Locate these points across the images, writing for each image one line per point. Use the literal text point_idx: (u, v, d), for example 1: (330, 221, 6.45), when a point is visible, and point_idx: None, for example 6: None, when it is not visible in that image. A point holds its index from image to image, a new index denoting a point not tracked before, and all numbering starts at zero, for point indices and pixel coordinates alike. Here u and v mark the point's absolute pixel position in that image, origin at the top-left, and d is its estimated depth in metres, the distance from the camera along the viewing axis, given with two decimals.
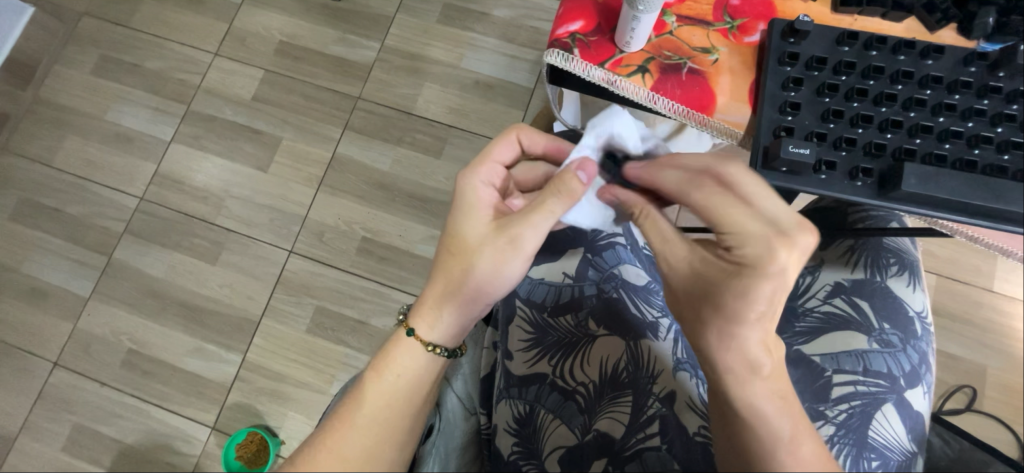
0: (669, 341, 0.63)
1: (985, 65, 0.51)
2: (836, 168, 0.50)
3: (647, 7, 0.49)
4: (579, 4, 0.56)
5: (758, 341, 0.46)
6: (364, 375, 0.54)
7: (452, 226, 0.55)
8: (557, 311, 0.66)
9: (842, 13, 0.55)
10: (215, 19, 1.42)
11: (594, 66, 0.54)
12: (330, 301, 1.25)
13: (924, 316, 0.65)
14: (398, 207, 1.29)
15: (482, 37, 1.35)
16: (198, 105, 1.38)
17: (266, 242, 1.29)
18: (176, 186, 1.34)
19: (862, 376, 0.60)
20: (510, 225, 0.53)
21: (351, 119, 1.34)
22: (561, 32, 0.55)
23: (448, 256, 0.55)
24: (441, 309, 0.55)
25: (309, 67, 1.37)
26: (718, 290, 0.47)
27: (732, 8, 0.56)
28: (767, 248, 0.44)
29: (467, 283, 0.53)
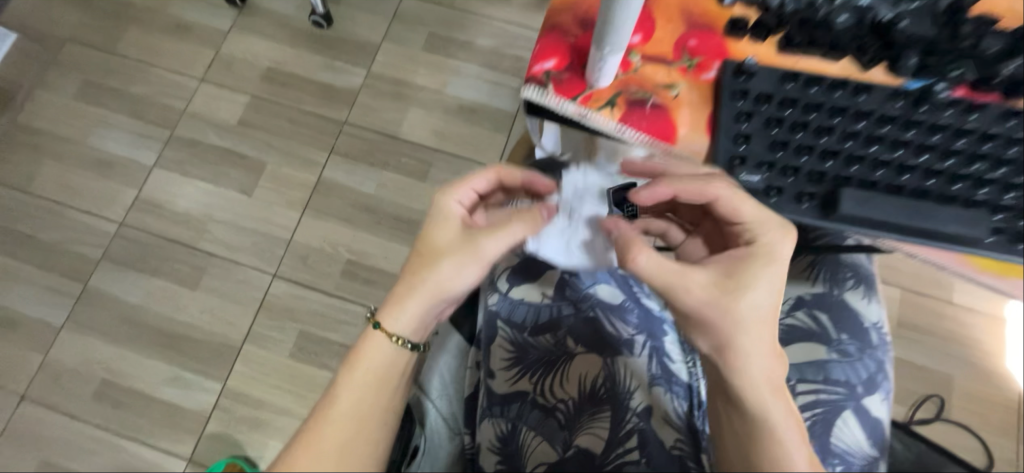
0: (643, 357, 0.65)
1: (910, 100, 0.53)
2: (783, 193, 0.53)
3: (612, 49, 0.49)
4: (552, 41, 0.57)
5: (771, 342, 0.53)
6: (340, 373, 0.54)
7: (423, 230, 0.58)
8: (536, 330, 0.68)
9: (786, 54, 0.55)
10: (202, 46, 1.44)
11: (566, 101, 0.55)
12: (313, 325, 1.24)
13: (880, 326, 0.68)
14: (383, 230, 1.30)
15: (465, 64, 1.40)
16: (182, 130, 1.38)
17: (249, 266, 1.28)
18: (157, 211, 1.33)
19: (823, 385, 0.64)
20: (480, 236, 0.56)
21: (336, 143, 1.36)
22: (535, 69, 0.57)
23: (418, 254, 0.56)
24: (408, 299, 0.55)
25: (295, 92, 1.40)
26: (748, 285, 0.53)
27: (690, 48, 0.57)
28: (781, 240, 0.54)
29: (432, 278, 0.55)
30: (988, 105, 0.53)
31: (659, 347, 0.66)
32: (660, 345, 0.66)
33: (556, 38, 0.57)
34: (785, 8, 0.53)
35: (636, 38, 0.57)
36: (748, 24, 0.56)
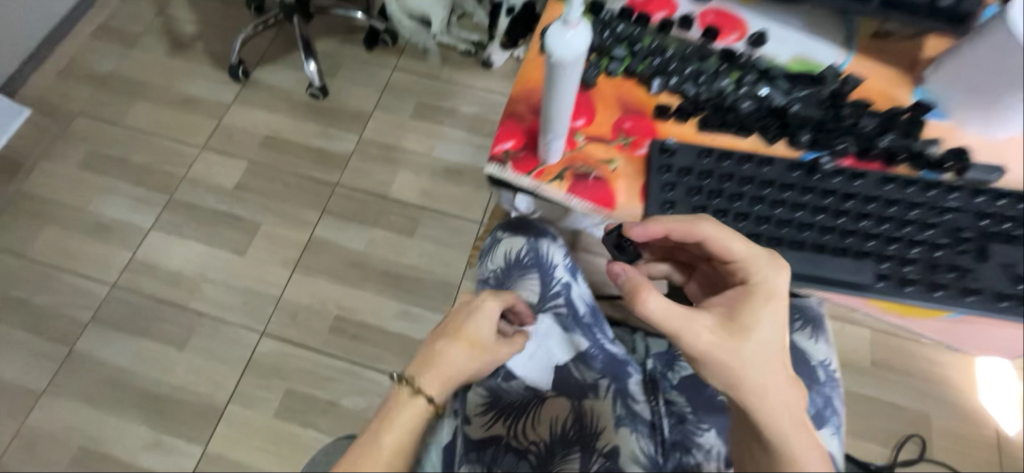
0: (608, 399, 0.69)
1: (805, 170, 0.56)
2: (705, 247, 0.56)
3: (555, 135, 0.53)
4: (509, 123, 0.59)
5: (786, 377, 0.52)
6: (377, 436, 0.52)
7: (472, 318, 0.59)
8: (510, 376, 0.70)
9: (705, 132, 0.58)
10: (206, 117, 1.55)
11: (524, 175, 0.57)
12: (300, 383, 1.25)
13: (828, 364, 0.72)
14: (373, 285, 1.34)
15: (451, 129, 1.52)
16: (181, 194, 1.46)
17: (238, 325, 1.30)
18: (151, 272, 1.36)
19: None
20: (512, 340, 0.63)
21: (329, 203, 1.43)
22: (496, 149, 0.58)
23: (464, 340, 0.58)
24: (453, 381, 0.56)
25: (292, 157, 1.49)
26: (753, 324, 0.51)
27: (626, 128, 0.59)
28: (777, 273, 0.52)
29: (473, 368, 0.58)
30: (868, 172, 0.56)
31: (622, 390, 0.70)
32: (623, 387, 0.70)
33: (513, 121, 0.60)
34: (700, 97, 0.59)
35: (580, 120, 0.59)
36: (671, 109, 0.59)
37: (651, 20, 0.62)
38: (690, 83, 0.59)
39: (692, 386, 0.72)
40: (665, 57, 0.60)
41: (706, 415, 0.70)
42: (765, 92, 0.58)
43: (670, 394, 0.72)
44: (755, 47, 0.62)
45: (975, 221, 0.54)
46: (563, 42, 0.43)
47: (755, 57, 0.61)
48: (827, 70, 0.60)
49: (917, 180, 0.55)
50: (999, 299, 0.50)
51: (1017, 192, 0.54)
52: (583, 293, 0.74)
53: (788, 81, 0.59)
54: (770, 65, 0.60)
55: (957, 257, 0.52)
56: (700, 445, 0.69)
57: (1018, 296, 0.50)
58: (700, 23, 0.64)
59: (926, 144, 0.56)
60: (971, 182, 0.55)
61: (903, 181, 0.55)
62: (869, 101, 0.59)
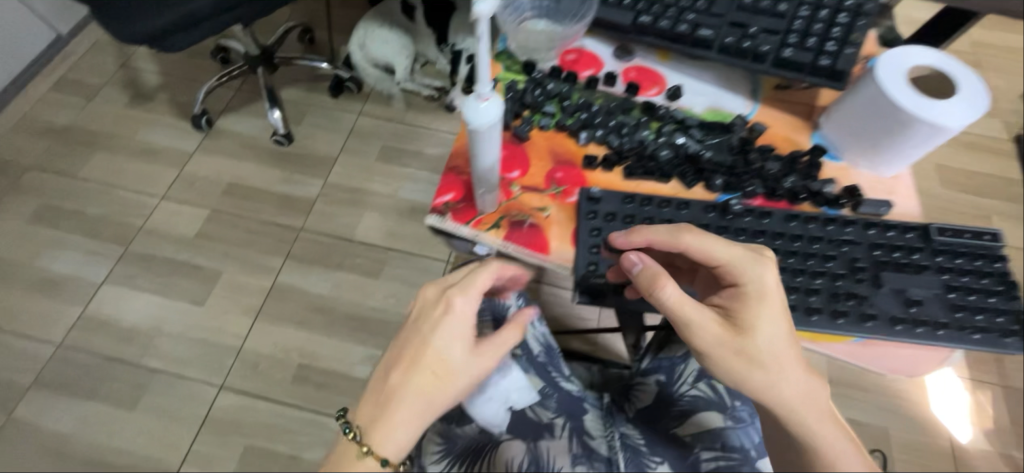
0: (564, 438, 0.70)
1: (720, 210, 0.60)
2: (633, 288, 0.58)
3: (486, 190, 0.57)
4: (450, 176, 0.63)
5: (798, 367, 0.52)
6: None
7: (431, 344, 0.55)
8: (464, 420, 0.68)
9: (630, 180, 0.63)
10: (166, 167, 1.54)
11: (463, 225, 0.60)
12: (261, 438, 1.20)
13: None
14: (338, 330, 1.32)
15: (416, 171, 1.55)
16: (138, 245, 1.42)
17: (195, 379, 1.25)
18: (102, 328, 1.31)
19: (722, 452, 0.68)
20: (488, 354, 0.56)
21: (293, 248, 1.42)
22: (437, 201, 0.61)
23: (420, 374, 0.54)
24: (406, 426, 0.53)
25: (255, 204, 1.49)
26: (755, 321, 0.52)
27: (558, 178, 0.63)
28: (762, 269, 0.53)
29: (441, 400, 0.54)
30: (773, 210, 0.60)
31: (578, 427, 0.72)
32: (579, 425, 0.72)
33: (454, 174, 0.63)
34: (624, 148, 0.64)
35: (515, 172, 0.63)
36: (599, 159, 0.64)
37: (578, 77, 0.69)
38: (614, 135, 0.65)
39: (646, 419, 0.73)
40: (592, 112, 0.65)
41: (659, 448, 0.70)
42: (682, 140, 0.64)
43: (625, 428, 0.73)
44: (672, 100, 0.68)
45: (869, 252, 0.57)
46: (479, 111, 0.46)
47: (673, 109, 0.67)
48: (736, 118, 0.66)
49: (815, 215, 0.59)
50: (894, 324, 0.53)
51: (903, 223, 0.58)
52: (539, 335, 0.75)
53: (700, 129, 0.65)
54: (686, 116, 0.66)
55: (854, 286, 0.55)
56: None
57: (912, 320, 0.53)
58: (623, 79, 0.70)
59: (822, 183, 0.61)
60: (862, 217, 0.59)
61: (806, 217, 0.59)
62: (773, 145, 0.65)
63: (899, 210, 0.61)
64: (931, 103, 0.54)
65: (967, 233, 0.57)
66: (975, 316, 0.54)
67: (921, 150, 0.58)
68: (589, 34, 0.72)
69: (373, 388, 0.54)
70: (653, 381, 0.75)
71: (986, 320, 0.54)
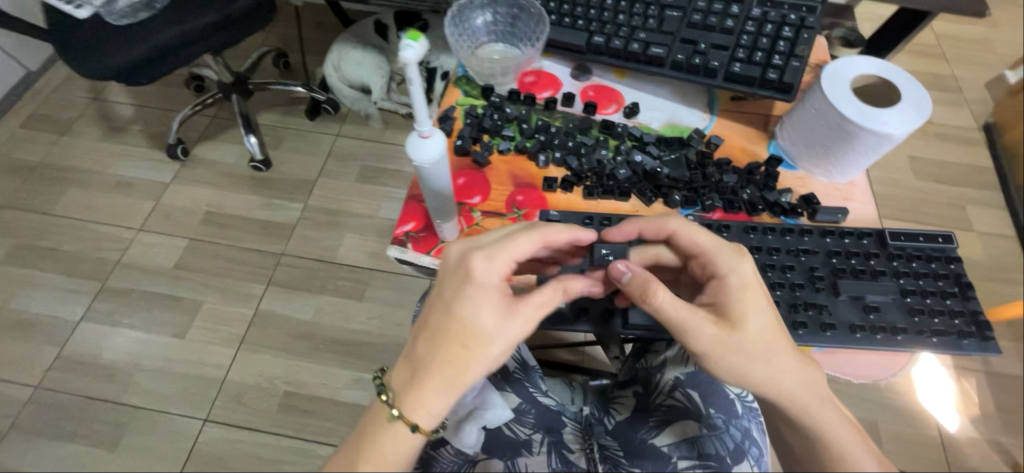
0: (543, 453, 0.66)
1: None
2: (590, 310, 0.61)
3: (442, 219, 0.60)
4: (412, 207, 0.65)
5: (797, 358, 0.51)
6: (355, 465, 0.51)
7: (462, 308, 0.51)
8: (439, 442, 0.65)
9: (590, 200, 0.64)
10: (142, 198, 1.52)
11: (424, 254, 0.62)
12: (247, 470, 1.17)
13: (747, 396, 0.66)
14: (322, 355, 1.30)
15: (396, 190, 1.54)
16: (115, 280, 1.40)
17: (177, 414, 1.22)
18: (80, 368, 1.28)
19: (697, 460, 0.60)
20: (523, 317, 0.52)
21: (274, 274, 1.41)
22: (398, 231, 0.64)
23: (445, 344, 0.50)
24: (433, 397, 0.51)
25: (234, 231, 1.47)
26: (745, 317, 0.51)
27: (518, 202, 0.64)
28: (743, 263, 0.53)
29: (473, 368, 0.50)
30: (731, 224, 0.60)
31: (557, 441, 0.68)
32: (558, 439, 0.68)
33: (415, 204, 0.65)
34: (582, 168, 0.65)
35: (476, 198, 0.64)
36: (559, 180, 0.65)
37: (537, 99, 0.71)
38: (573, 156, 0.66)
39: (624, 431, 0.67)
40: (550, 134, 0.67)
41: (636, 458, 0.64)
42: (639, 158, 0.65)
43: (604, 440, 0.68)
44: (629, 117, 0.70)
45: (825, 260, 0.58)
46: (423, 147, 0.52)
47: (630, 126, 0.68)
48: (693, 132, 0.67)
49: (773, 225, 0.60)
50: (853, 331, 0.54)
51: (858, 229, 0.59)
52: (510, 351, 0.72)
53: (658, 145, 0.66)
54: (642, 133, 0.67)
55: (814, 295, 0.56)
56: None
57: (869, 326, 0.54)
58: (581, 98, 0.72)
59: (778, 193, 0.62)
60: (818, 225, 0.60)
61: (763, 229, 0.59)
62: (730, 158, 0.66)
63: (855, 215, 0.62)
64: (874, 111, 0.55)
65: (920, 237, 0.58)
66: (931, 319, 0.54)
67: (873, 157, 0.59)
68: (546, 55, 0.75)
69: (405, 353, 0.53)
70: (630, 392, 0.72)
71: (942, 322, 0.54)
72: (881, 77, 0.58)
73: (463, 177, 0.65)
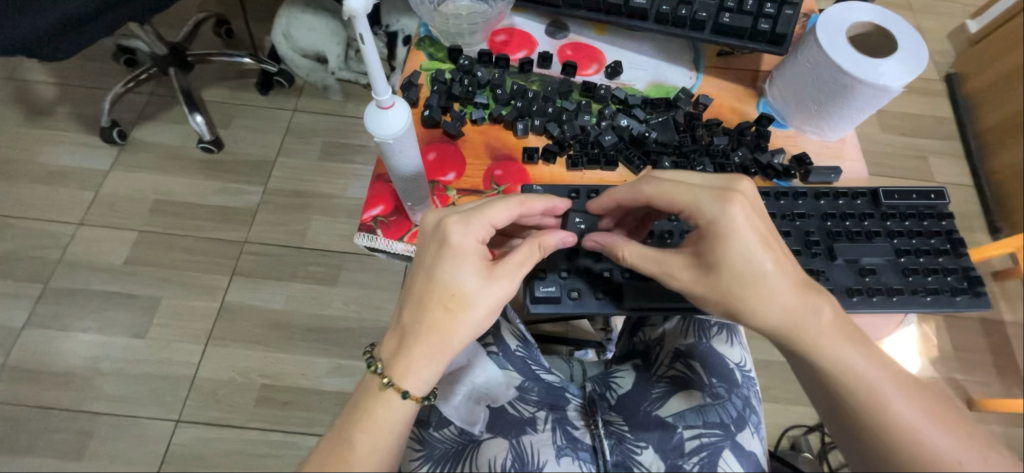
0: (548, 431, 0.60)
1: None
2: (585, 291, 0.58)
3: (414, 203, 0.57)
4: (378, 189, 0.61)
5: (789, 294, 0.49)
6: (350, 434, 0.48)
7: (442, 272, 0.49)
8: (442, 422, 0.60)
9: (575, 171, 0.61)
10: (79, 189, 1.38)
11: (396, 240, 0.58)
12: (230, 467, 1.12)
13: (744, 366, 0.66)
14: (298, 345, 1.24)
15: (363, 167, 1.45)
16: (59, 280, 1.28)
17: (147, 417, 1.16)
18: (31, 377, 1.18)
19: (703, 428, 0.58)
20: (505, 278, 0.50)
21: (238, 264, 1.32)
22: (365, 216, 0.59)
23: (429, 308, 0.49)
24: (423, 361, 0.49)
25: (189, 220, 1.36)
26: (723, 261, 0.49)
27: (496, 177, 0.59)
28: (724, 204, 0.49)
29: (459, 331, 0.49)
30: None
31: (561, 418, 0.62)
32: (562, 415, 0.62)
33: (383, 185, 0.61)
34: (564, 136, 0.61)
35: (450, 175, 0.59)
36: (539, 151, 0.61)
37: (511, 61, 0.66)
38: (553, 124, 0.62)
39: (628, 404, 0.64)
40: (527, 100, 0.63)
41: (642, 431, 0.60)
42: (625, 122, 0.61)
43: (609, 415, 0.63)
44: (610, 79, 0.66)
45: (821, 223, 0.57)
46: (386, 121, 0.47)
47: (613, 88, 0.64)
48: (677, 92, 0.64)
49: (766, 190, 0.58)
50: (850, 295, 0.53)
51: (853, 189, 0.59)
52: (513, 327, 0.68)
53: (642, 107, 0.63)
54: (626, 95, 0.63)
55: (810, 261, 0.55)
56: (641, 464, 0.57)
57: (867, 289, 0.54)
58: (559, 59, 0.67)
59: (771, 155, 0.60)
60: (813, 187, 0.59)
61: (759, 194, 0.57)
62: (719, 119, 0.63)
63: (846, 174, 0.61)
64: (872, 62, 0.52)
65: (915, 194, 0.58)
66: (925, 278, 0.55)
67: (863, 112, 0.57)
68: (517, 11, 0.69)
69: (392, 324, 0.52)
70: (630, 364, 0.69)
71: (936, 281, 0.55)
72: (877, 26, 0.56)
73: (434, 151, 0.60)
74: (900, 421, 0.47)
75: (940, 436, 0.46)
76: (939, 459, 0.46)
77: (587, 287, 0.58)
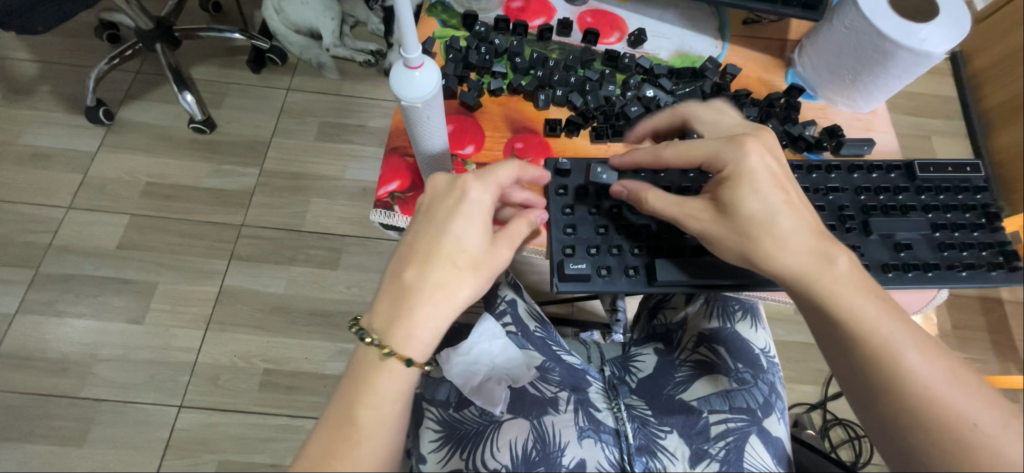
0: (570, 412, 0.59)
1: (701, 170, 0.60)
2: (614, 269, 0.56)
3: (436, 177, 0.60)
4: (393, 166, 0.63)
5: (805, 239, 0.48)
6: (352, 411, 0.45)
7: (450, 229, 0.49)
8: (462, 403, 0.59)
9: (600, 143, 0.65)
10: (66, 171, 1.33)
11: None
12: (234, 451, 1.11)
13: (768, 352, 0.67)
14: (300, 330, 1.23)
15: (362, 147, 1.41)
16: (49, 266, 1.24)
17: (148, 403, 1.14)
18: (25, 364, 1.15)
19: (729, 412, 0.59)
20: (506, 244, 0.51)
21: (235, 248, 1.29)
22: (381, 192, 0.62)
23: (436, 269, 0.48)
24: (426, 324, 0.47)
25: (182, 203, 1.32)
26: (740, 200, 0.49)
27: (518, 150, 0.64)
28: (742, 146, 0.51)
29: (463, 292, 0.49)
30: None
31: (583, 399, 0.61)
32: (584, 397, 0.61)
33: (396, 162, 0.63)
34: (589, 106, 0.66)
35: (469, 150, 0.64)
36: (562, 123, 0.65)
37: (529, 27, 0.71)
38: (577, 93, 0.67)
39: (650, 388, 0.65)
40: (548, 69, 0.68)
41: (665, 415, 0.61)
42: (650, 93, 0.66)
43: (630, 399, 0.64)
44: (634, 47, 0.71)
45: (854, 198, 0.59)
46: (411, 81, 0.47)
47: (636, 58, 0.69)
48: (705, 62, 0.69)
49: (800, 164, 0.60)
50: (885, 270, 0.55)
51: (887, 163, 0.61)
52: (532, 309, 0.69)
53: (669, 76, 0.68)
54: (653, 64, 0.69)
55: (845, 236, 0.57)
56: (665, 449, 0.58)
57: (901, 264, 0.55)
58: (579, 27, 0.72)
59: (802, 127, 0.65)
60: (847, 161, 0.61)
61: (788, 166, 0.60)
62: (748, 89, 0.69)
63: (878, 146, 0.66)
64: (913, 27, 0.55)
65: (948, 167, 0.60)
66: (960, 253, 0.56)
67: (902, 79, 0.60)
68: None
69: (387, 284, 0.49)
70: (651, 348, 0.70)
71: (971, 255, 0.56)
72: None
73: (452, 124, 0.65)
74: (919, 377, 0.45)
75: (959, 393, 0.44)
76: (956, 417, 0.43)
77: (617, 261, 0.57)
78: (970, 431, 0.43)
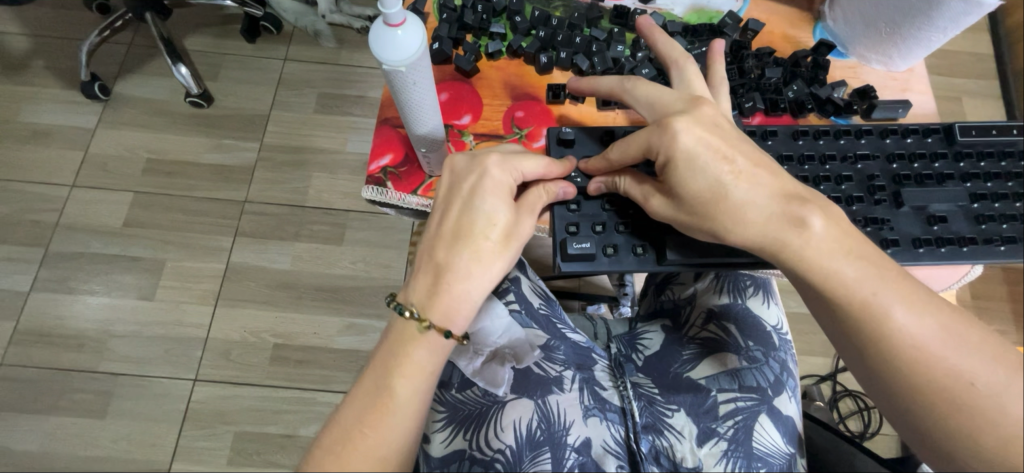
0: (575, 391, 0.58)
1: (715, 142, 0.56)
2: (621, 248, 0.54)
3: (429, 149, 0.56)
4: (386, 138, 0.60)
5: (766, 207, 0.46)
6: (389, 381, 0.45)
7: (473, 206, 0.48)
8: (465, 384, 0.58)
9: (607, 110, 0.61)
10: (67, 149, 1.31)
11: (408, 194, 0.58)
12: (248, 423, 1.14)
13: (780, 329, 0.65)
14: (308, 305, 1.23)
15: (362, 119, 1.37)
16: (59, 244, 1.25)
17: (164, 377, 1.17)
18: (43, 340, 1.18)
19: (738, 392, 0.58)
20: (529, 215, 0.50)
21: (240, 225, 1.28)
22: (373, 166, 0.59)
23: (465, 245, 0.47)
24: (464, 299, 0.47)
25: (184, 180, 1.31)
26: (691, 178, 0.47)
27: (518, 119, 0.61)
28: (667, 130, 0.48)
29: (495, 265, 0.48)
30: (778, 130, 0.56)
31: (589, 378, 0.60)
32: (590, 375, 0.61)
33: (388, 134, 0.60)
34: (596, 68, 0.61)
35: (466, 120, 0.60)
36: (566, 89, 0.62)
37: None
38: (582, 54, 0.62)
39: (656, 365, 0.64)
40: (551, 28, 0.63)
41: (673, 394, 0.60)
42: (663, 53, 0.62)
43: (636, 377, 0.63)
44: (645, 3, 0.66)
45: (886, 166, 0.55)
46: (393, 42, 0.44)
47: (649, 14, 0.64)
48: (724, 17, 0.64)
49: (827, 127, 0.56)
50: (916, 246, 0.52)
51: (924, 126, 0.56)
52: (536, 287, 0.67)
53: (684, 34, 0.63)
54: (666, 20, 0.64)
55: (873, 209, 0.53)
56: (672, 427, 0.57)
57: (934, 239, 0.52)
58: None
59: (830, 88, 0.60)
60: (879, 125, 0.56)
61: (813, 133, 0.56)
62: (771, 46, 0.64)
63: (914, 108, 0.62)
64: None
65: (993, 130, 0.55)
66: (999, 226, 0.53)
67: (945, 32, 0.55)
68: None
69: (421, 263, 0.49)
70: (658, 325, 0.69)
71: (1011, 229, 0.53)
72: None
73: (447, 91, 0.61)
74: (911, 337, 0.42)
75: (952, 351, 0.42)
76: (949, 377, 0.41)
77: (621, 239, 0.54)
78: (966, 392, 0.41)
